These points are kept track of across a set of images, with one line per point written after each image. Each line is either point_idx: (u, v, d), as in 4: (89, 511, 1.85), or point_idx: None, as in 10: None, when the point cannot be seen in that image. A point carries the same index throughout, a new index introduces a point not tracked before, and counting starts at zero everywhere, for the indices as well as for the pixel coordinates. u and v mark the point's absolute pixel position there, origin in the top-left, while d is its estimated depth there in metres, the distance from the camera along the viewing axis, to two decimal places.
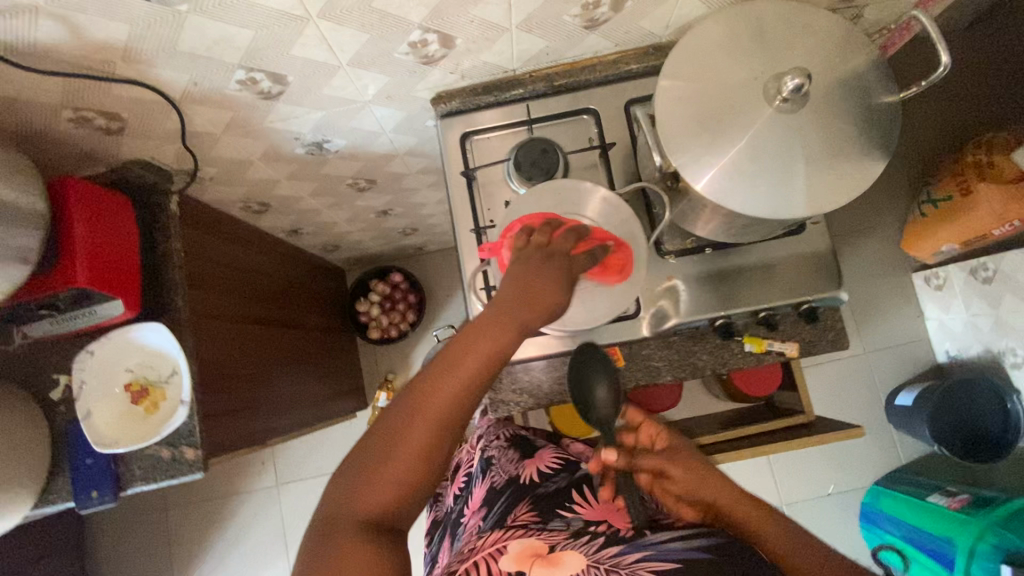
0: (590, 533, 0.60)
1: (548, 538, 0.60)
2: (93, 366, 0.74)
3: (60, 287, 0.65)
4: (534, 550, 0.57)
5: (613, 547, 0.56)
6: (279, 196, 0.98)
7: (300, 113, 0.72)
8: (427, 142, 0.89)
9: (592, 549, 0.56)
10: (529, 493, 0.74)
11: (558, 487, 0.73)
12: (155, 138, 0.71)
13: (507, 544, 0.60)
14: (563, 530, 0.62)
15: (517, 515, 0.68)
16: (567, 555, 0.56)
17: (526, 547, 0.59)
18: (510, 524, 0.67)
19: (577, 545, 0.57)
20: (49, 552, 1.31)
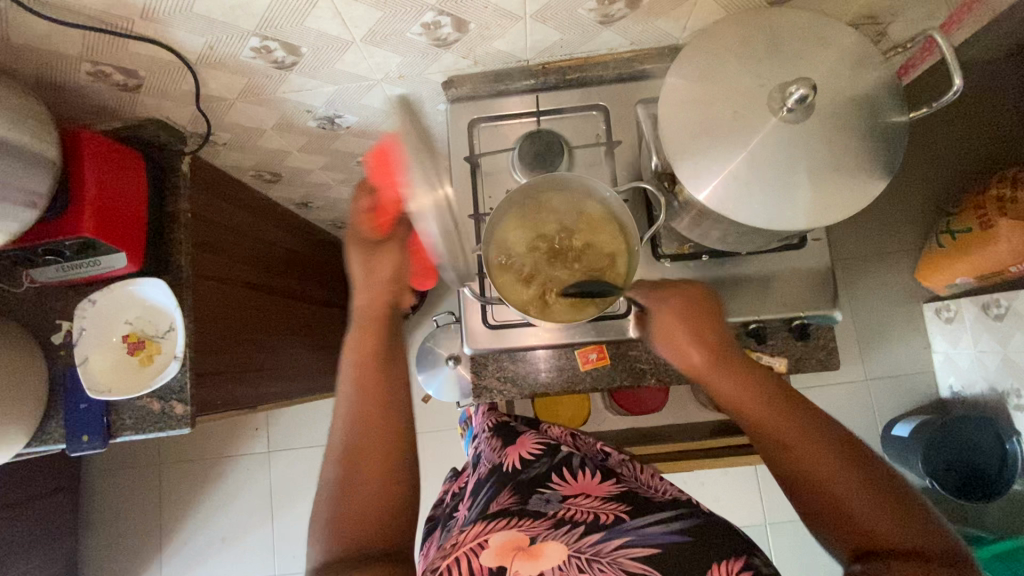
0: (570, 521, 0.60)
1: (528, 527, 0.60)
2: (93, 316, 0.76)
3: (68, 235, 0.67)
4: (514, 542, 0.56)
5: (594, 536, 0.57)
6: (290, 167, 0.99)
7: (312, 86, 0.73)
8: (438, 126, 0.89)
9: (572, 538, 0.57)
10: (512, 479, 0.72)
11: (538, 472, 0.73)
12: (170, 98, 0.72)
13: (488, 536, 0.59)
14: (545, 518, 0.62)
15: (500, 505, 0.67)
16: (547, 546, 0.56)
17: (507, 539, 0.58)
18: (492, 513, 0.65)
19: (557, 535, 0.58)
20: (43, 492, 1.35)
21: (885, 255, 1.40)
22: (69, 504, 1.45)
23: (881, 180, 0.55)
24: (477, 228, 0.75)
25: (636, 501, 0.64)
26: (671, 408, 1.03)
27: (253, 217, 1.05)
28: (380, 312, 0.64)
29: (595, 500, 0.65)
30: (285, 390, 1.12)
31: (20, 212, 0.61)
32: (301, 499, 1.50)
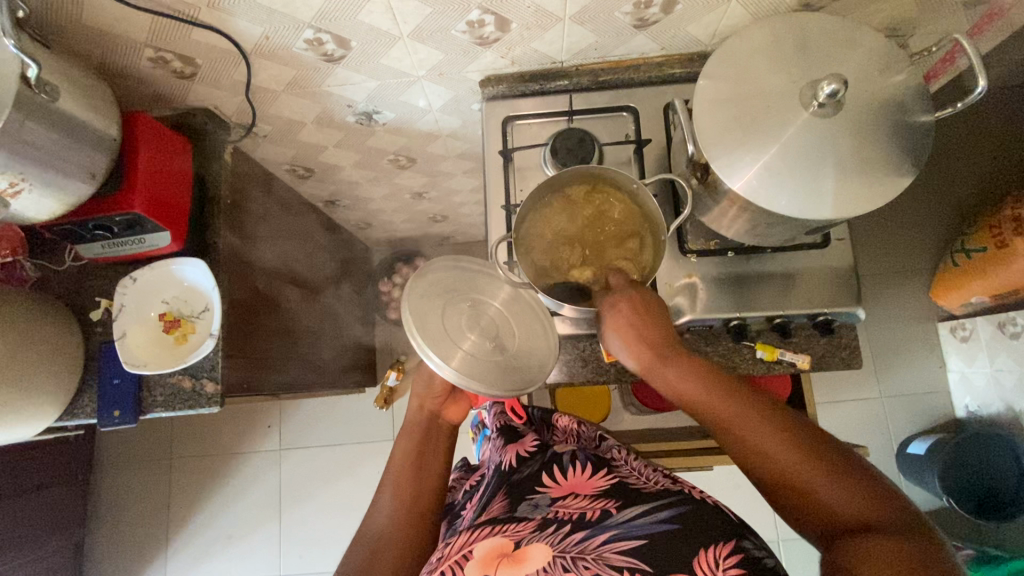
0: (556, 520, 0.61)
1: (516, 531, 0.60)
2: (134, 293, 0.79)
3: (117, 210, 0.70)
4: (499, 550, 0.57)
5: (579, 533, 0.58)
6: (323, 163, 1.02)
7: (356, 80, 0.76)
8: (470, 126, 0.93)
9: (558, 538, 0.58)
10: (507, 481, 0.73)
11: (531, 473, 0.73)
12: (221, 87, 0.76)
13: (473, 546, 0.59)
14: (531, 520, 0.62)
15: (491, 510, 0.67)
16: (533, 549, 0.57)
17: (494, 546, 0.59)
18: (485, 517, 0.66)
19: (542, 536, 0.58)
20: (55, 480, 1.35)
21: (900, 273, 1.41)
22: (80, 493, 1.46)
23: (908, 176, 0.57)
24: (508, 219, 0.77)
25: (624, 494, 0.63)
26: (688, 412, 1.03)
27: (285, 210, 1.08)
28: (421, 421, 0.72)
29: (584, 499, 0.64)
30: (307, 378, 1.13)
31: (77, 184, 0.63)
32: (309, 498, 1.50)
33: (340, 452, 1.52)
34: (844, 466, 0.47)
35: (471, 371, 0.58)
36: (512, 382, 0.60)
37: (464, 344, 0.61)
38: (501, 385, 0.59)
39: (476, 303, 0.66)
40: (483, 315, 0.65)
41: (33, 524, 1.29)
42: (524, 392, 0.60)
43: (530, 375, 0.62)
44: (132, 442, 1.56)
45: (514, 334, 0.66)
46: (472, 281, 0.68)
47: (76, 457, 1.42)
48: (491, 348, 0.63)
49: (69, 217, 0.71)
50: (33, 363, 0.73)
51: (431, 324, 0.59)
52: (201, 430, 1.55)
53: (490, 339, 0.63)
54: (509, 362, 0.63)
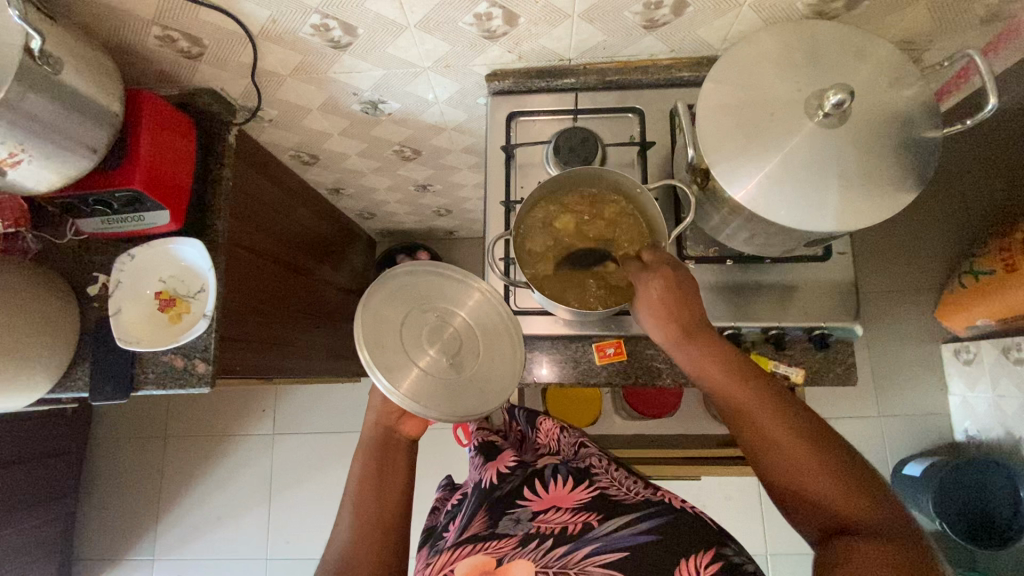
0: (539, 535, 0.61)
1: (497, 547, 0.60)
2: (131, 269, 0.79)
3: (117, 185, 0.70)
4: (482, 568, 0.58)
5: (561, 548, 0.58)
6: (328, 151, 1.02)
7: (363, 68, 0.76)
8: (475, 121, 0.92)
9: (540, 554, 0.58)
10: (487, 497, 0.70)
11: (512, 486, 0.70)
12: (228, 69, 0.76)
13: (455, 566, 0.60)
14: (512, 537, 0.61)
15: (472, 525, 0.66)
16: (514, 566, 0.57)
17: (474, 565, 0.59)
18: (465, 531, 0.66)
19: (524, 553, 0.58)
20: (49, 452, 1.37)
21: (905, 292, 1.40)
22: (75, 466, 1.47)
23: (911, 192, 0.56)
24: (506, 215, 0.77)
25: (606, 506, 0.63)
26: (681, 420, 1.02)
27: (288, 195, 1.07)
28: (376, 438, 0.70)
29: (566, 511, 0.64)
30: (302, 365, 1.13)
31: (77, 159, 0.63)
32: (300, 484, 1.51)
33: (332, 441, 1.52)
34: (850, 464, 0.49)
35: (419, 393, 0.57)
36: (463, 407, 0.59)
37: (420, 360, 0.60)
38: (451, 410, 0.58)
39: (444, 314, 0.65)
40: (448, 327, 0.64)
41: (27, 493, 1.31)
42: (470, 418, 0.58)
43: (486, 399, 0.61)
44: (129, 419, 1.57)
45: (477, 354, 0.64)
46: (442, 290, 0.66)
47: (71, 431, 1.44)
48: (449, 366, 0.61)
49: (70, 190, 0.71)
50: (33, 334, 0.74)
51: (384, 337, 0.58)
52: (196, 411, 1.56)
53: (450, 355, 0.62)
54: (464, 385, 0.61)
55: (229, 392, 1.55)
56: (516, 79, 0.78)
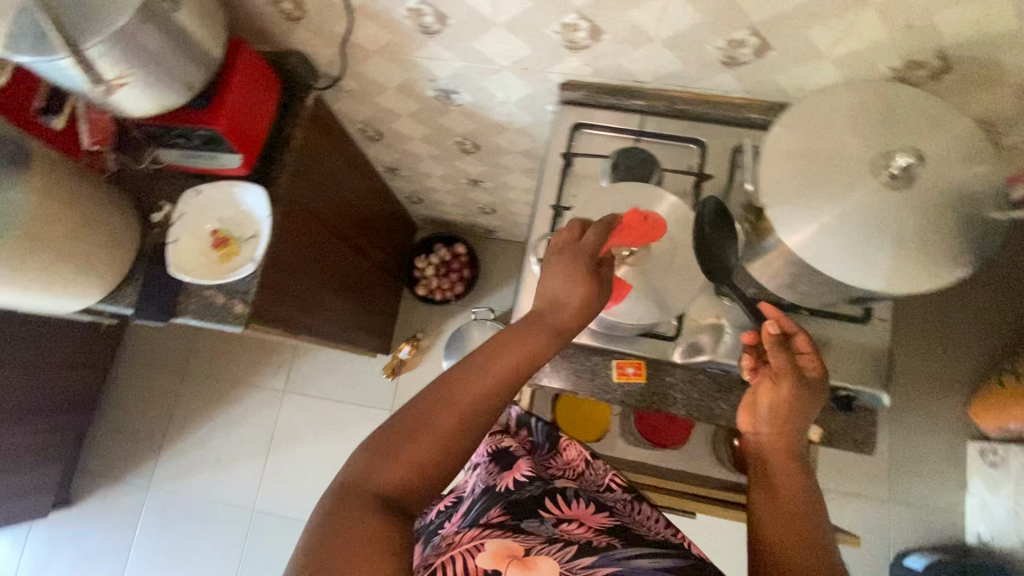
0: (564, 538, 0.60)
1: (524, 539, 0.59)
2: (195, 203, 0.85)
3: (198, 122, 0.75)
4: (510, 550, 0.56)
5: (588, 559, 0.57)
6: (394, 130, 1.06)
7: (444, 58, 0.80)
8: (539, 127, 0.95)
9: (566, 556, 0.57)
10: (503, 496, 0.69)
11: (532, 493, 0.69)
12: (321, 37, 0.81)
13: (484, 541, 0.58)
14: (537, 534, 0.61)
15: (492, 517, 0.65)
16: (541, 561, 0.56)
17: (502, 548, 0.57)
18: (482, 524, 0.63)
19: (550, 550, 0.57)
20: (74, 363, 1.44)
21: (940, 380, 1.35)
22: (95, 382, 1.54)
23: (964, 268, 0.55)
24: (553, 219, 0.77)
25: (627, 535, 0.63)
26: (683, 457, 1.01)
27: (348, 165, 1.12)
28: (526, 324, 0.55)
29: (590, 528, 0.63)
30: (326, 328, 1.17)
31: (173, 94, 0.68)
32: (300, 443, 1.54)
33: (339, 408, 1.56)
34: None
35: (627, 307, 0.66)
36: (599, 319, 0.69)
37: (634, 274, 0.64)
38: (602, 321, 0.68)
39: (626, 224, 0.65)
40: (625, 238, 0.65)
41: (48, 398, 1.38)
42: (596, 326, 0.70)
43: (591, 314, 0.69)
44: (153, 348, 1.64)
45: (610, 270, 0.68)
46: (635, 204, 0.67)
47: (99, 348, 1.52)
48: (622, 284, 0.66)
49: (157, 119, 0.76)
50: (97, 245, 0.79)
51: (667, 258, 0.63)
52: (216, 353, 1.62)
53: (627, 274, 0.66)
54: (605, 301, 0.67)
55: (251, 341, 1.61)
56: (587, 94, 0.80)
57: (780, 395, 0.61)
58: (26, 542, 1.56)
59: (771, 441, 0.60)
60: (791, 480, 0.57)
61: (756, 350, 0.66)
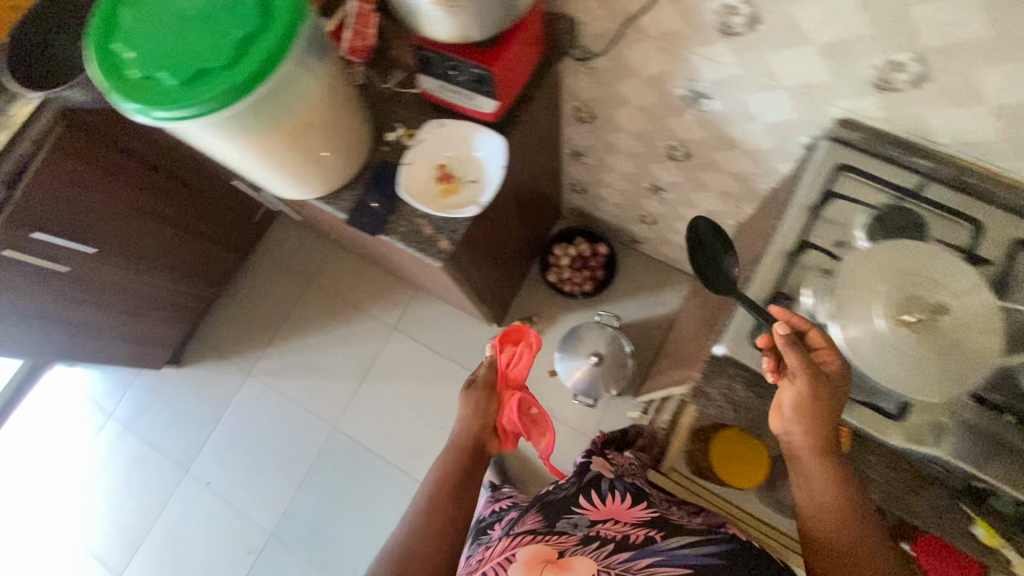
0: (599, 539, 0.83)
1: (559, 544, 0.83)
2: (432, 137, 1.03)
3: (473, 62, 0.91)
4: (545, 558, 0.81)
5: (624, 553, 0.79)
6: (610, 116, 1.21)
7: (724, 63, 0.91)
8: (748, 143, 1.07)
9: (602, 556, 0.79)
10: (547, 504, 0.97)
11: (572, 497, 0.95)
12: (608, 16, 0.95)
13: (516, 555, 0.85)
14: (574, 536, 0.85)
15: (536, 526, 0.91)
16: (576, 562, 0.79)
17: (539, 554, 0.82)
18: (517, 538, 0.90)
19: (585, 553, 0.80)
20: (223, 241, 1.65)
21: None
22: (238, 255, 1.76)
23: None
24: (808, 178, 0.84)
25: (662, 524, 0.83)
26: None
27: (542, 143, 1.28)
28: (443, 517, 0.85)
29: (624, 524, 0.85)
30: (479, 284, 1.32)
31: (474, 27, 0.86)
32: (391, 383, 1.70)
33: (436, 360, 1.70)
34: None
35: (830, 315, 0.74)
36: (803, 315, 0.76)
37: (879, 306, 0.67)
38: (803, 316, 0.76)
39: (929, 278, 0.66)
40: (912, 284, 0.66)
41: (192, 266, 1.58)
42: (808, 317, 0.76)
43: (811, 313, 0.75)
44: (298, 245, 1.86)
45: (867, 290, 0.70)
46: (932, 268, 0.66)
47: (241, 244, 1.74)
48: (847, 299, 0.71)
49: (439, 48, 0.93)
50: (347, 146, 0.98)
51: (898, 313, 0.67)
52: (357, 277, 1.81)
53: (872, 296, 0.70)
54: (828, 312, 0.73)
55: (387, 274, 1.79)
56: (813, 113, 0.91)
57: (802, 393, 0.66)
58: (125, 395, 1.80)
59: (798, 443, 0.69)
60: (830, 507, 0.68)
61: (771, 346, 0.70)
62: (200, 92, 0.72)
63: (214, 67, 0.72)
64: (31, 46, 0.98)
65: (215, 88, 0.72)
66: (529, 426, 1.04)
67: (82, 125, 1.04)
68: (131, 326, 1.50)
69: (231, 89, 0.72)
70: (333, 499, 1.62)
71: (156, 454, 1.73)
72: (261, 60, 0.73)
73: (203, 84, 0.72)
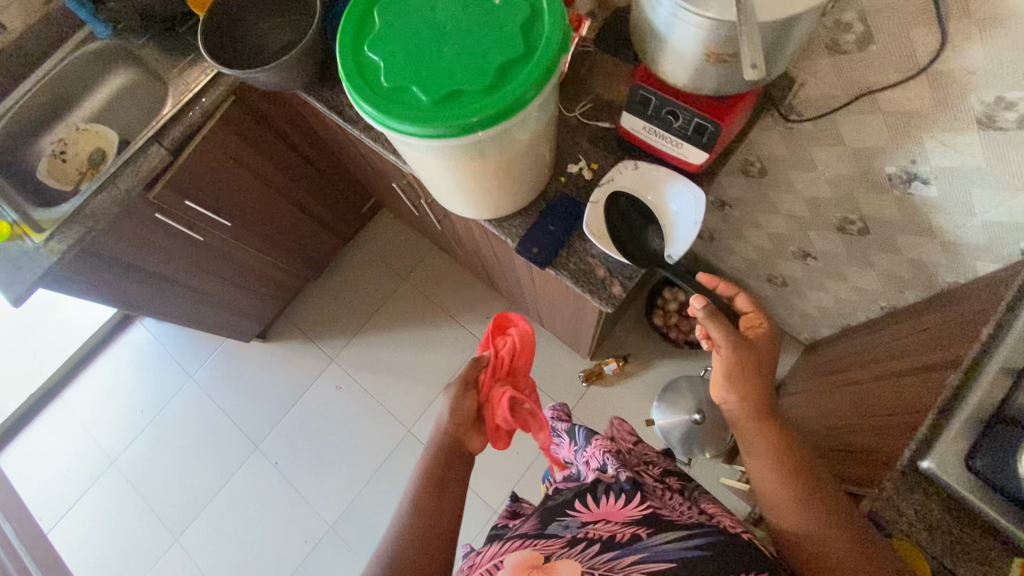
0: (586, 539, 0.72)
1: (546, 548, 0.72)
2: (620, 179, 0.87)
3: (704, 109, 0.75)
4: (529, 562, 0.69)
5: (606, 553, 0.68)
6: (787, 182, 1.06)
7: (967, 155, 0.76)
8: (853, 179, 0.94)
9: (586, 556, 0.68)
10: (545, 509, 0.86)
11: (569, 500, 0.85)
12: (830, 84, 0.80)
13: (504, 560, 0.72)
14: (560, 538, 0.74)
15: (524, 531, 0.80)
16: (561, 564, 0.68)
17: (523, 559, 0.71)
18: (504, 543, 0.78)
19: (571, 555, 0.69)
20: (326, 228, 1.62)
21: None
22: (337, 244, 1.73)
23: None
24: None
25: (656, 522, 0.73)
26: None
27: None
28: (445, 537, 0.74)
29: (615, 524, 0.75)
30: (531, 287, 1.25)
31: None
32: None
33: None
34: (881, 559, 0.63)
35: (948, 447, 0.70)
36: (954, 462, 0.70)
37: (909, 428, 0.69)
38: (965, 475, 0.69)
39: None
40: None
41: (296, 245, 1.55)
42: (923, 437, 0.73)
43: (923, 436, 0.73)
44: (410, 258, 1.78)
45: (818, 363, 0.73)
46: None
47: (344, 226, 1.69)
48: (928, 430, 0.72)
49: (665, 92, 0.77)
50: None
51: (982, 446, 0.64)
52: (452, 287, 1.74)
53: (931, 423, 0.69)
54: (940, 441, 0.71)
55: (478, 283, 1.73)
56: (949, 154, 0.78)
57: (729, 356, 0.72)
58: (206, 360, 1.77)
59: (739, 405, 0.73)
60: (782, 472, 0.69)
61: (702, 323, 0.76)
62: (437, 113, 0.61)
63: (466, 90, 0.61)
64: (225, 24, 1.01)
65: (459, 116, 0.60)
66: (523, 422, 0.80)
67: (244, 97, 1.10)
68: (233, 296, 1.49)
69: (480, 123, 0.61)
70: (382, 480, 1.60)
71: (223, 417, 1.71)
72: (519, 98, 0.61)
73: (446, 103, 0.61)
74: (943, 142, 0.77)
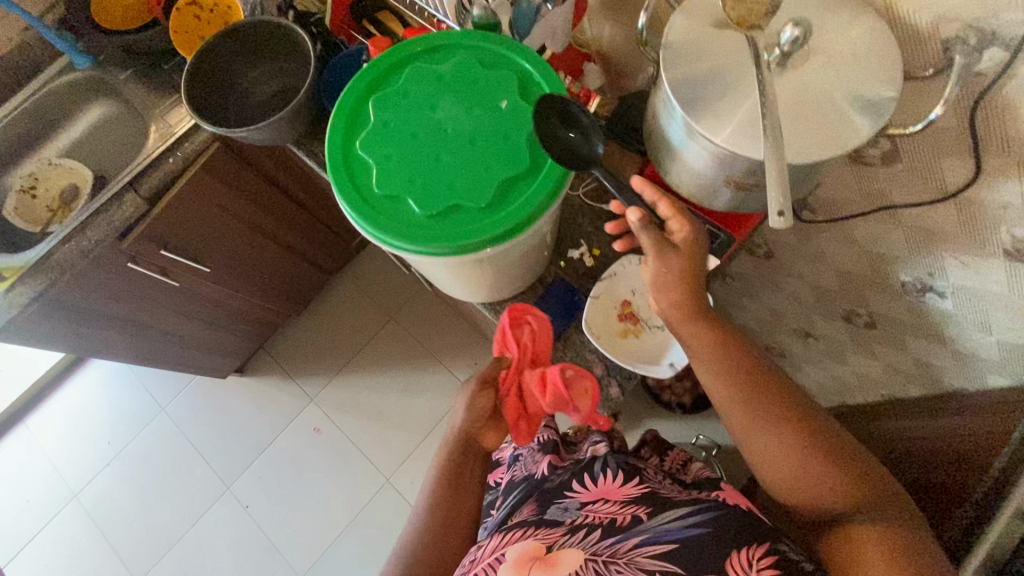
0: (588, 524, 0.69)
1: (547, 538, 0.69)
2: (624, 274, 0.80)
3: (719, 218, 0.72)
4: (533, 555, 0.67)
5: (608, 538, 0.65)
6: (796, 269, 1.01)
7: (989, 281, 0.72)
8: (864, 277, 0.90)
9: (588, 543, 0.66)
10: (540, 487, 0.83)
11: (565, 480, 0.81)
12: (852, 192, 0.76)
13: (507, 553, 0.70)
14: (561, 525, 0.71)
15: (524, 515, 0.78)
16: (564, 554, 0.65)
17: (527, 550, 0.68)
18: (508, 532, 0.76)
19: (574, 543, 0.66)
20: (313, 263, 1.55)
21: None
22: (322, 278, 1.66)
23: None
24: None
25: (655, 500, 0.69)
26: None
27: None
28: None
29: (614, 504, 0.72)
30: None
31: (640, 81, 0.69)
32: None
33: None
34: (852, 457, 0.58)
35: None
36: None
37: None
38: None
39: None
40: None
41: (279, 283, 1.48)
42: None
43: None
44: (399, 298, 1.71)
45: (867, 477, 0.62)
46: None
47: (331, 261, 1.62)
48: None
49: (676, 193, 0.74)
50: None
51: None
52: (440, 331, 1.67)
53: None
54: None
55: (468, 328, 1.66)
56: (970, 275, 0.73)
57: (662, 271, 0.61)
58: (179, 391, 1.70)
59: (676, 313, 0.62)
60: (741, 383, 0.61)
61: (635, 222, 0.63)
62: (432, 230, 0.56)
63: (461, 206, 0.56)
64: (207, 66, 0.93)
65: (455, 236, 0.55)
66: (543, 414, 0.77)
67: (232, 143, 1.04)
68: (210, 335, 1.43)
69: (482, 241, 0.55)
70: (358, 528, 1.53)
71: (194, 450, 1.65)
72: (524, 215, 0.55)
73: (440, 217, 0.56)
74: (964, 262, 0.72)
